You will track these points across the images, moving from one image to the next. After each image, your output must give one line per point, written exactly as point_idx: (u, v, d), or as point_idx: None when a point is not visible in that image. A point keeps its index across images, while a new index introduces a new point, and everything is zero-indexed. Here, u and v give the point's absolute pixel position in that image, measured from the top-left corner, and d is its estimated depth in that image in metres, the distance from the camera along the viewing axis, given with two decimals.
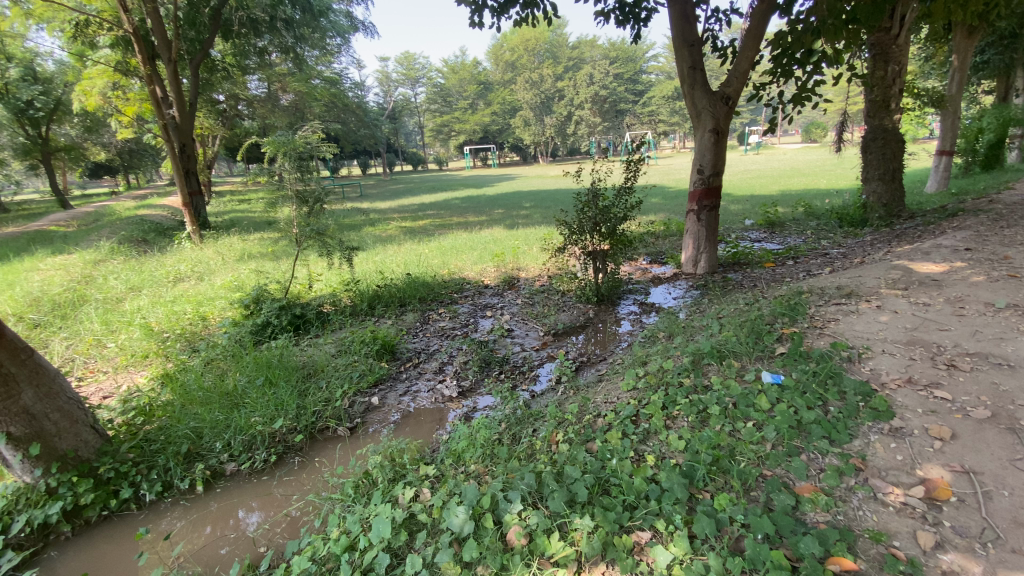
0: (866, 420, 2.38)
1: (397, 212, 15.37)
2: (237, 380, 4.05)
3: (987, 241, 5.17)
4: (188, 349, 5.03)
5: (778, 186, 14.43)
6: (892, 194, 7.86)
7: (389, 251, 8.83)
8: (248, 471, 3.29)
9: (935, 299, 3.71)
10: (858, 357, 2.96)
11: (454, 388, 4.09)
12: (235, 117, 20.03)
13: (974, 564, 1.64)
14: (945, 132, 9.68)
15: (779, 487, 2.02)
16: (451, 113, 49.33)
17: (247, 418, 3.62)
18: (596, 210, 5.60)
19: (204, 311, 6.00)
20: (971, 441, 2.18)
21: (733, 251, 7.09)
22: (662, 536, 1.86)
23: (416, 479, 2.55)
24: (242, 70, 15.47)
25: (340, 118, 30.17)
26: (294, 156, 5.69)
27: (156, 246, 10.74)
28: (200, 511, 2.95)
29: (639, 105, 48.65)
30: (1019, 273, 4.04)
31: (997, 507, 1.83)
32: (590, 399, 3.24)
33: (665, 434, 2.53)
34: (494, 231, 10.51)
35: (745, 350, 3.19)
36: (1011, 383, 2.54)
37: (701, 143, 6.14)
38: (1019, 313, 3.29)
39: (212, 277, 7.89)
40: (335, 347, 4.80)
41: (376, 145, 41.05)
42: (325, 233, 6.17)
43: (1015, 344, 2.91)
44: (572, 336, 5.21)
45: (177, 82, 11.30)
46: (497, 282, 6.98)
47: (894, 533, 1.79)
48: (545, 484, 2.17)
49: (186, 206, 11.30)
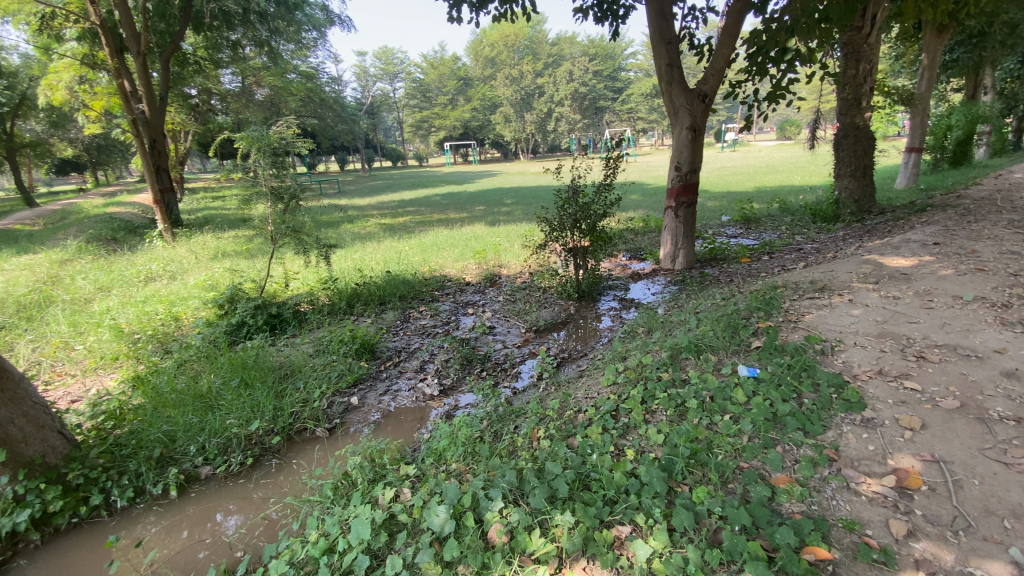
0: (839, 412, 2.44)
1: (376, 209, 15.19)
2: (212, 381, 3.95)
3: (955, 235, 5.34)
4: (161, 350, 4.89)
5: (754, 183, 14.69)
6: (862, 190, 8.07)
7: (368, 248, 8.72)
8: (224, 474, 3.21)
9: (905, 292, 3.82)
10: (831, 350, 3.03)
11: (434, 386, 4.07)
12: (208, 112, 19.53)
13: (943, 551, 1.68)
14: (914, 130, 9.95)
15: (755, 479, 2.06)
16: (430, 109, 48.94)
17: (221, 420, 3.54)
18: (576, 207, 5.62)
19: (177, 311, 5.84)
20: (941, 431, 2.25)
21: (710, 247, 7.20)
22: (641, 530, 1.88)
23: (397, 478, 2.52)
24: (214, 63, 15.06)
25: (317, 113, 29.64)
26: (269, 152, 5.57)
27: (126, 244, 10.43)
28: (175, 515, 2.88)
29: (619, 102, 49.00)
30: (985, 267, 4.18)
31: (967, 495, 1.89)
32: (571, 395, 3.25)
33: (644, 428, 2.56)
34: (475, 228, 10.47)
35: (722, 344, 3.25)
36: (978, 374, 2.63)
37: (678, 140, 6.21)
38: (984, 306, 3.41)
39: (186, 276, 7.69)
40: (312, 346, 4.72)
41: (355, 141, 40.56)
42: (302, 230, 6.06)
43: (981, 336, 3.02)
44: (553, 332, 5.22)
45: (146, 76, 10.96)
46: (479, 279, 6.95)
47: (867, 522, 1.84)
48: (526, 481, 2.17)
49: (157, 204, 10.99)
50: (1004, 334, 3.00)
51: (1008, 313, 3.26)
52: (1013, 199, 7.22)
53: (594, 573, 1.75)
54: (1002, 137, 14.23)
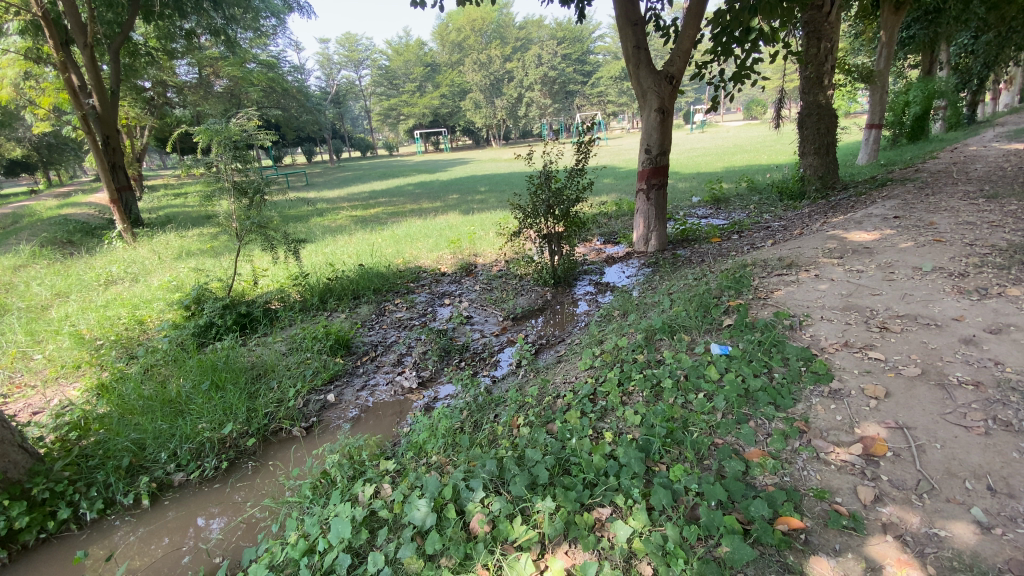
0: (807, 384, 2.52)
1: (347, 201, 14.90)
2: (181, 385, 3.84)
3: (914, 208, 5.54)
4: (125, 357, 4.72)
5: (723, 163, 14.95)
6: (826, 167, 8.28)
7: (339, 242, 8.58)
8: (198, 480, 3.13)
9: (868, 266, 3.95)
10: (800, 325, 3.12)
11: (413, 378, 4.03)
12: (165, 106, 18.74)
13: (910, 514, 1.75)
14: (874, 106, 10.21)
15: (730, 454, 2.10)
16: (398, 96, 47.99)
17: (193, 425, 3.44)
18: (549, 192, 5.63)
19: (141, 315, 5.64)
20: (903, 399, 2.34)
21: (682, 228, 7.29)
22: (621, 510, 1.90)
23: (377, 475, 2.48)
24: (168, 53, 14.45)
25: (279, 103, 28.86)
26: (229, 145, 5.37)
27: (83, 247, 10.00)
28: (154, 523, 2.81)
29: (588, 86, 49.13)
30: (943, 238, 4.34)
31: (930, 458, 1.97)
32: (550, 381, 3.28)
33: (621, 410, 2.58)
34: (448, 217, 10.38)
35: (694, 324, 3.30)
36: (938, 341, 2.75)
37: (647, 122, 6.23)
38: (942, 276, 3.55)
39: (149, 277, 7.43)
40: (285, 345, 4.62)
41: (321, 132, 39.61)
42: (269, 225, 5.90)
43: (940, 305, 3.14)
44: (531, 319, 5.23)
45: (96, 69, 10.44)
46: (454, 269, 6.90)
47: (836, 490, 1.90)
48: (507, 469, 2.16)
49: (114, 203, 10.54)
50: (960, 302, 3.13)
51: (964, 282, 3.40)
52: (965, 171, 7.52)
53: (577, 556, 1.75)
54: (956, 112, 14.77)
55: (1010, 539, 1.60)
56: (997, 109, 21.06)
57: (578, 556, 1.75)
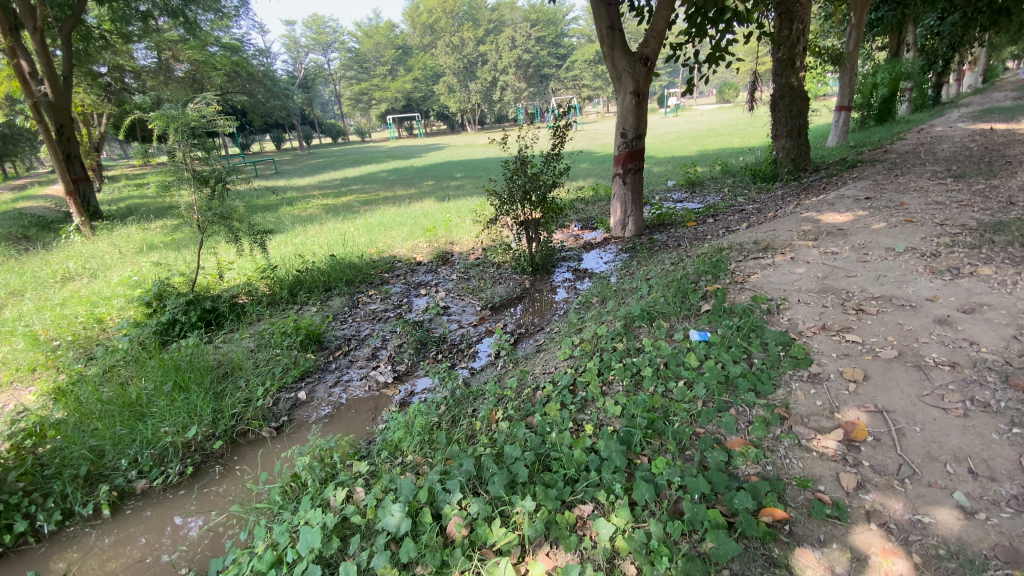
0: (787, 369, 2.50)
1: (318, 189, 14.49)
2: (142, 387, 3.63)
3: (885, 189, 5.62)
4: (84, 358, 4.49)
5: (697, 146, 15.01)
6: (798, 149, 8.35)
7: (310, 231, 8.33)
8: (162, 487, 2.95)
9: (843, 247, 3.96)
10: (777, 308, 3.11)
11: (388, 373, 3.92)
12: (122, 91, 17.85)
13: (892, 500, 1.74)
14: (844, 88, 10.33)
15: (712, 445, 2.04)
16: (369, 80, 46.78)
17: (155, 429, 3.25)
18: (525, 177, 5.54)
19: (99, 313, 5.36)
20: (882, 381, 2.34)
21: (658, 212, 7.28)
22: (604, 507, 1.84)
23: (349, 477, 2.36)
24: (123, 36, 13.75)
25: (245, 88, 27.87)
26: (187, 132, 5.08)
27: (39, 242, 9.49)
28: (125, 526, 2.70)
29: (563, 69, 48.77)
30: (914, 218, 4.39)
31: (910, 442, 1.97)
32: (529, 371, 3.21)
33: (602, 401, 2.52)
34: (424, 204, 10.18)
35: (673, 310, 3.25)
36: (914, 322, 2.76)
37: (622, 105, 6.15)
38: (914, 256, 3.58)
39: (108, 273, 7.07)
40: (253, 342, 4.44)
41: (290, 118, 38.37)
42: (233, 216, 5.66)
43: (913, 285, 3.16)
44: (509, 308, 5.15)
45: (46, 54, 9.89)
46: (430, 258, 6.75)
47: (819, 477, 1.87)
48: (484, 467, 2.06)
49: (69, 195, 10.02)
50: (933, 282, 3.16)
51: (936, 262, 3.43)
52: (932, 151, 7.69)
53: (559, 558, 1.69)
54: (921, 94, 15.26)
55: (993, 524, 1.60)
56: (961, 90, 21.61)
57: (559, 558, 1.69)
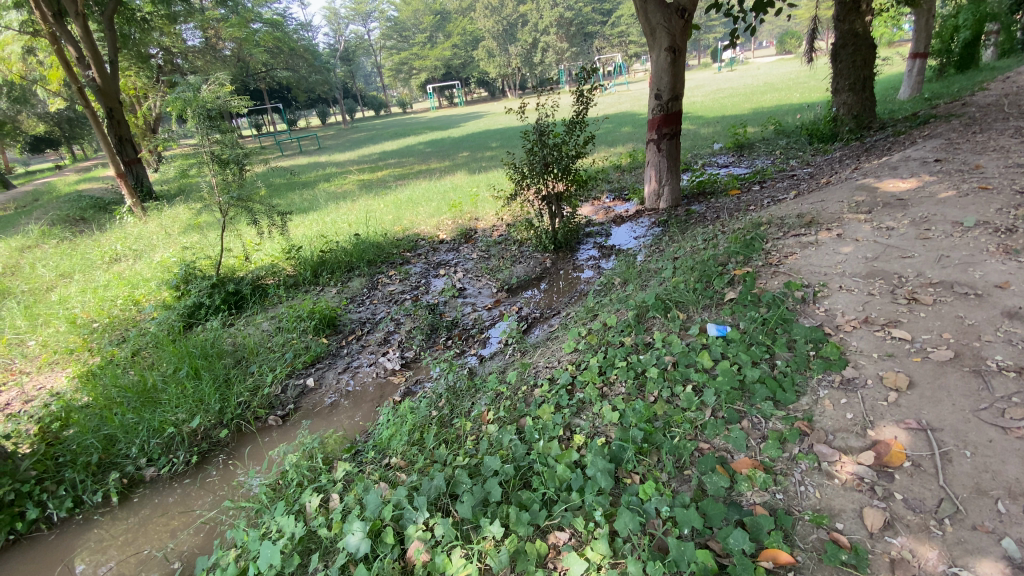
0: (816, 373, 2.16)
1: (355, 163, 14.56)
2: (158, 373, 3.71)
3: (959, 149, 4.90)
4: (116, 341, 4.67)
5: (750, 105, 13.85)
6: (862, 104, 7.45)
7: (341, 209, 8.34)
8: (169, 475, 3.02)
9: (900, 222, 3.45)
10: (813, 297, 2.72)
11: (396, 359, 3.83)
12: (173, 73, 18.44)
13: (926, 547, 1.45)
14: (919, 33, 9.11)
15: (713, 467, 1.78)
16: (410, 49, 46.19)
17: (163, 416, 3.31)
18: (545, 149, 5.20)
19: (136, 295, 5.56)
20: (930, 390, 1.97)
21: (698, 180, 6.73)
22: (582, 536, 1.64)
23: (329, 480, 2.27)
24: (167, 18, 14.04)
25: (288, 64, 28.16)
26: (204, 115, 5.08)
27: (94, 224, 10.04)
28: (197, 481, 2.93)
29: (607, 26, 46.26)
30: (991, 184, 3.78)
31: (958, 470, 1.63)
32: (532, 364, 3.01)
33: (599, 405, 2.29)
34: (454, 178, 9.97)
35: (692, 299, 2.92)
36: (977, 315, 2.33)
37: (657, 63, 5.62)
38: (986, 232, 3.04)
39: (151, 254, 7.36)
40: (270, 324, 4.47)
41: (332, 93, 38.60)
42: (254, 198, 5.66)
43: (981, 269, 2.69)
44: (528, 289, 4.93)
45: (90, 39, 10.20)
46: (452, 236, 6.59)
47: (838, 513, 1.59)
48: (457, 483, 1.91)
49: (121, 177, 10.49)
50: (1006, 265, 2.66)
51: (1013, 238, 2.90)
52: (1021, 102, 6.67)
53: None
54: (1011, 36, 13.42)
55: None
56: None
57: None
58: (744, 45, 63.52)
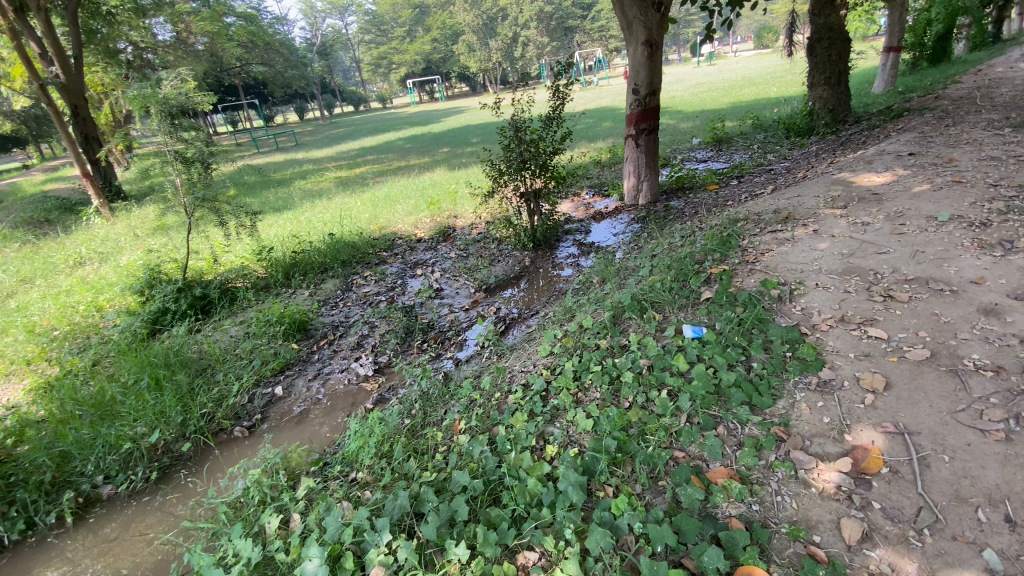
0: (792, 375, 2.11)
1: (332, 160, 14.27)
2: (118, 384, 3.54)
3: (933, 142, 4.93)
4: (76, 348, 4.46)
5: (729, 99, 13.91)
6: (838, 98, 7.49)
7: (316, 207, 8.13)
8: (128, 493, 2.88)
9: (875, 217, 3.44)
10: (790, 295, 2.68)
11: (369, 365, 3.70)
12: (142, 68, 17.87)
13: (905, 560, 1.40)
14: (892, 27, 9.20)
15: (688, 478, 1.72)
16: (389, 43, 45.53)
17: (121, 430, 3.15)
18: (522, 145, 5.10)
19: (100, 300, 5.34)
20: (906, 391, 1.94)
21: (676, 175, 6.70)
22: (551, 555, 1.57)
23: (291, 498, 2.15)
24: (135, 11, 13.56)
25: (263, 59, 27.48)
26: (166, 113, 4.87)
27: (60, 226, 9.67)
28: (156, 499, 2.79)
29: (588, 20, 46.15)
30: (964, 178, 3.79)
31: (935, 477, 1.59)
32: (507, 368, 2.92)
33: (573, 412, 2.21)
34: (433, 174, 9.81)
35: (668, 299, 2.86)
36: (953, 312, 2.31)
37: (633, 58, 5.55)
38: (960, 226, 3.04)
39: (118, 257, 7.08)
40: (238, 330, 4.31)
41: (310, 88, 37.86)
42: (221, 198, 5.45)
43: (955, 264, 2.67)
44: (506, 289, 4.84)
45: (52, 33, 9.76)
46: (430, 234, 6.45)
47: (815, 525, 1.54)
48: (423, 501, 1.82)
49: (87, 177, 10.10)
50: (980, 260, 2.65)
51: (985, 232, 2.90)
52: (991, 96, 6.77)
53: None
54: (981, 30, 13.67)
55: None
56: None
57: None
58: (723, 39, 64.04)
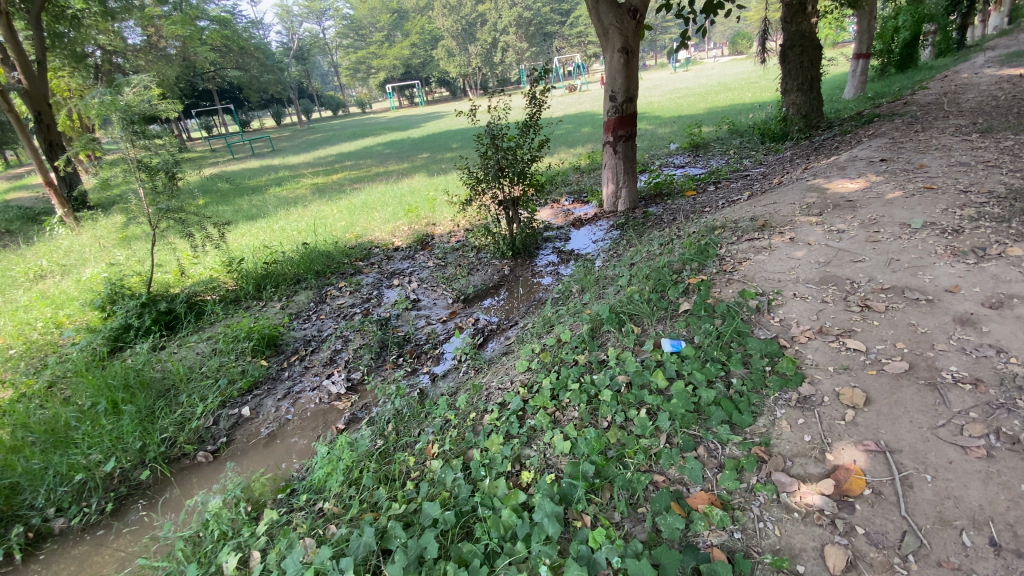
0: (772, 391, 2.06)
1: (309, 166, 14.02)
2: (73, 408, 3.34)
3: (903, 148, 5.00)
4: (31, 368, 4.22)
5: (705, 104, 14.07)
6: (810, 104, 7.59)
7: (290, 216, 7.93)
8: (81, 526, 2.70)
9: (850, 224, 3.45)
10: (768, 306, 2.65)
11: (341, 382, 3.56)
12: (111, 73, 17.35)
13: None
14: (861, 34, 9.39)
15: (668, 505, 1.65)
16: (367, 48, 45.17)
17: (75, 458, 2.97)
18: (499, 152, 5.01)
19: (59, 316, 5.08)
20: (887, 406, 1.90)
21: (655, 181, 6.70)
22: None
23: (252, 533, 2.02)
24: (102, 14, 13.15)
25: (238, 63, 26.96)
26: (127, 121, 4.66)
27: (20, 236, 9.27)
28: (112, 534, 2.62)
29: (566, 26, 46.49)
30: (935, 184, 3.83)
31: (919, 498, 1.55)
32: (484, 385, 2.83)
33: (550, 434, 2.13)
34: (411, 180, 9.68)
35: (647, 311, 2.80)
36: (929, 322, 2.29)
37: (610, 64, 5.53)
38: (933, 233, 3.05)
39: (81, 269, 6.78)
40: (205, 346, 4.13)
41: (287, 93, 37.28)
42: (188, 208, 5.25)
43: (930, 272, 2.67)
44: (484, 299, 4.75)
45: (13, 37, 9.38)
46: (408, 242, 6.33)
47: (798, 553, 1.49)
48: (391, 536, 1.71)
49: (50, 186, 9.72)
50: (954, 268, 2.66)
51: (958, 239, 2.92)
52: (957, 102, 6.93)
53: None
54: (945, 37, 14.07)
55: None
56: (988, 31, 19.81)
57: None
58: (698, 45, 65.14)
